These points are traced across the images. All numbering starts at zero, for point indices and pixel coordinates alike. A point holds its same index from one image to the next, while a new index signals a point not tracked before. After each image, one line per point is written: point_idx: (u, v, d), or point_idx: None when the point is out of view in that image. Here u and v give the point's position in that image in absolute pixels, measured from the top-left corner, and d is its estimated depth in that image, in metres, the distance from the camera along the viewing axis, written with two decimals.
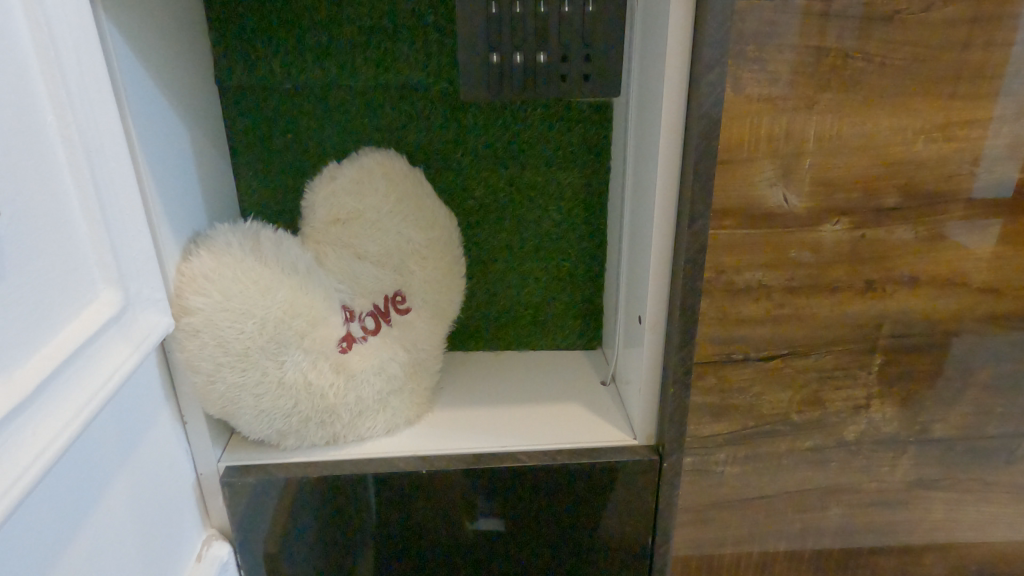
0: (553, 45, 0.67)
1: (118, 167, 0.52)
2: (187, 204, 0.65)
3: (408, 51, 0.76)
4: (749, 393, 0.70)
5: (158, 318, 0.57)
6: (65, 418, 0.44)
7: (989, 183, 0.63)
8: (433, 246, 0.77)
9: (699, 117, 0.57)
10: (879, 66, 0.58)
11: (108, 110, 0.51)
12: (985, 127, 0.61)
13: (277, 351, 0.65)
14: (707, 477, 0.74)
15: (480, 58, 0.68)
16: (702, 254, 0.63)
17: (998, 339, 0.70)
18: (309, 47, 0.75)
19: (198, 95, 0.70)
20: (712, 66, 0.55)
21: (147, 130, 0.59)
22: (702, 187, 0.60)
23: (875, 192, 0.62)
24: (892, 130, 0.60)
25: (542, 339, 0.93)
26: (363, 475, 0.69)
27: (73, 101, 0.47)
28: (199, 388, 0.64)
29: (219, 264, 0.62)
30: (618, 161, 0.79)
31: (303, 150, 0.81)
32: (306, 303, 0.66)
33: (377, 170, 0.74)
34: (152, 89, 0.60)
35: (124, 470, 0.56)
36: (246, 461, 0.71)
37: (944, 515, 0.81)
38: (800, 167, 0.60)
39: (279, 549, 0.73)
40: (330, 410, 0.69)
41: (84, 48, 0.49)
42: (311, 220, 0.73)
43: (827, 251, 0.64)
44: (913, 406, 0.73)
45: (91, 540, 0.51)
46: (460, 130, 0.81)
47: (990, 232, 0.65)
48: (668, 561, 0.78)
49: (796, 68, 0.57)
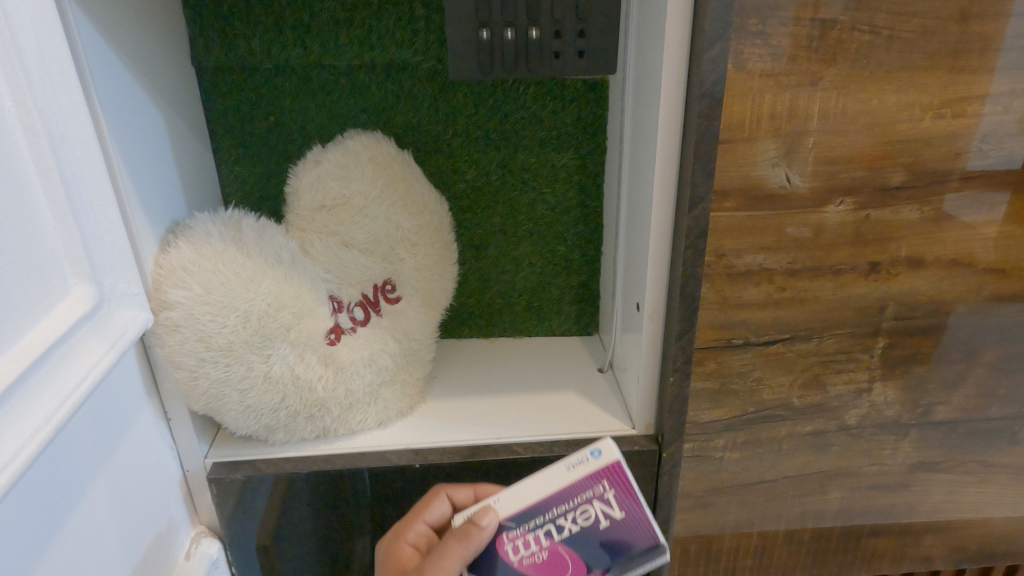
0: (546, 19, 0.64)
1: (87, 155, 0.49)
2: (163, 192, 0.62)
3: (393, 28, 0.72)
4: (749, 379, 0.69)
5: (135, 314, 0.54)
6: (35, 425, 0.41)
7: (997, 159, 0.61)
8: (423, 233, 0.75)
9: (700, 96, 0.54)
10: (887, 40, 0.55)
11: (73, 96, 0.48)
12: (996, 103, 0.58)
13: (261, 345, 0.63)
14: (706, 463, 0.73)
15: (469, 35, 0.65)
16: (703, 239, 0.60)
17: (1002, 319, 0.69)
18: (289, 25, 0.72)
19: (173, 77, 0.67)
20: (714, 41, 0.52)
21: (118, 116, 0.55)
22: (703, 171, 0.57)
23: (880, 170, 0.60)
24: (899, 106, 0.57)
25: (538, 325, 0.91)
26: (355, 470, 0.68)
27: (33, 86, 0.44)
28: (182, 385, 0.62)
29: (198, 256, 0.60)
30: (614, 142, 0.76)
31: (285, 133, 0.78)
32: (292, 295, 0.64)
33: (363, 154, 0.71)
34: (122, 72, 0.57)
35: (105, 471, 0.54)
36: (233, 457, 0.69)
37: (944, 496, 0.80)
38: (804, 147, 0.58)
39: (270, 545, 0.71)
40: (318, 403, 0.67)
41: (43, 29, 0.45)
42: (296, 208, 0.70)
43: (830, 233, 0.62)
44: (914, 388, 0.72)
45: (73, 545, 0.49)
46: (449, 111, 0.78)
47: (997, 211, 0.63)
48: (667, 547, 0.78)
49: (799, 42, 0.54)
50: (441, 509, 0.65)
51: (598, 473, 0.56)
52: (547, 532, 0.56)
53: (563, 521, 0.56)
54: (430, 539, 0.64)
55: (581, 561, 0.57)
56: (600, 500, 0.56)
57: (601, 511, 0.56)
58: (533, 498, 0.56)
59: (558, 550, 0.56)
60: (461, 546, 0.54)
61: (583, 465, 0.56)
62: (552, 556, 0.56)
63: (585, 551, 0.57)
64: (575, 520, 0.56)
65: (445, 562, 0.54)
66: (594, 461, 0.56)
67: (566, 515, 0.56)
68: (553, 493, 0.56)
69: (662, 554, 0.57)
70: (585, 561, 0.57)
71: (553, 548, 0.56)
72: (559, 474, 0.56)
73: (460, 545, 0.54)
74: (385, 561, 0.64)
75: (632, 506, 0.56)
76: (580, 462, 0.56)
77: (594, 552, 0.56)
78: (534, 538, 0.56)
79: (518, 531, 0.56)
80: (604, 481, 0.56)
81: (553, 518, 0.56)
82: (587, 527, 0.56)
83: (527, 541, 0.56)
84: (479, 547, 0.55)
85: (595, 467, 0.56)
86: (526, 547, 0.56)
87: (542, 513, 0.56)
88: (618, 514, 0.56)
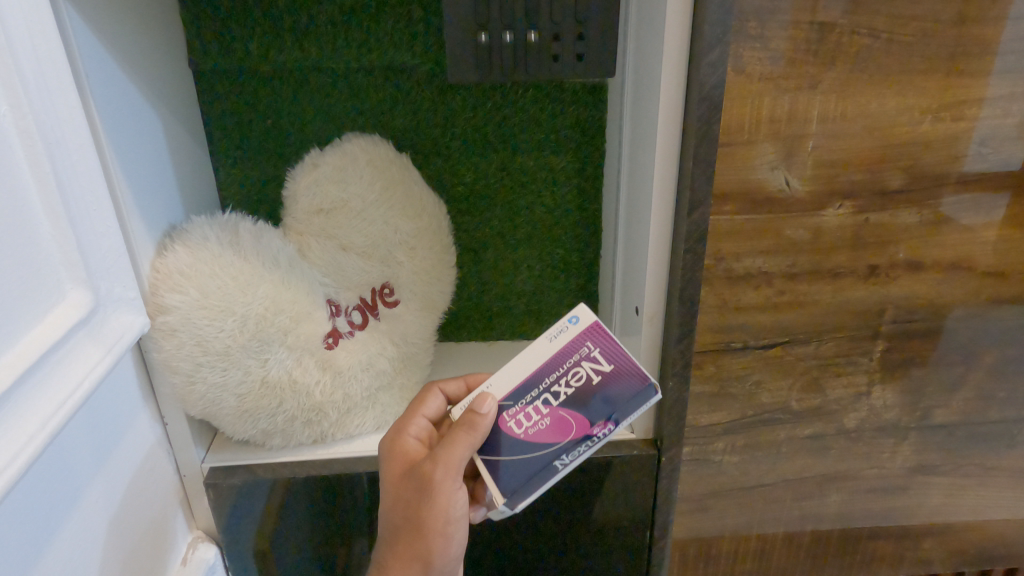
0: (545, 22, 0.64)
1: (83, 159, 0.49)
2: (160, 195, 0.62)
3: (391, 30, 0.72)
4: (747, 382, 0.69)
5: (132, 319, 0.54)
6: (29, 432, 0.41)
7: (996, 162, 0.61)
8: (421, 237, 0.74)
9: (700, 99, 0.54)
10: (886, 43, 0.55)
11: (69, 99, 0.48)
12: (995, 106, 0.58)
13: (259, 349, 0.62)
14: (705, 466, 0.73)
15: (468, 37, 0.65)
16: (702, 243, 0.60)
17: (1002, 322, 0.69)
18: (287, 26, 0.72)
19: (170, 80, 0.67)
20: (713, 44, 0.52)
21: (114, 118, 0.55)
22: (703, 174, 0.56)
23: (880, 174, 0.60)
24: (899, 110, 0.57)
25: (537, 327, 0.90)
26: (353, 474, 0.68)
27: (29, 89, 0.44)
28: (179, 390, 0.61)
29: (196, 260, 0.59)
30: (612, 145, 0.76)
31: (283, 135, 0.77)
32: (289, 299, 0.63)
33: (360, 157, 0.71)
34: (118, 75, 0.56)
35: (102, 476, 0.54)
36: (230, 462, 0.68)
37: (944, 499, 0.80)
38: (802, 150, 0.58)
39: (268, 551, 0.71)
40: (315, 408, 0.67)
41: (38, 31, 0.45)
42: (294, 211, 0.70)
43: (830, 236, 0.62)
44: (914, 391, 0.72)
45: (68, 550, 0.49)
46: (447, 114, 0.78)
47: (997, 214, 0.63)
48: (666, 551, 0.78)
49: (798, 45, 0.54)
50: (437, 403, 0.66)
51: (580, 336, 0.55)
52: (545, 401, 0.56)
53: (557, 386, 0.56)
54: (430, 431, 0.63)
55: (585, 418, 0.56)
56: (588, 360, 0.55)
57: (592, 369, 0.55)
58: (524, 374, 0.56)
59: (560, 415, 0.56)
60: (471, 435, 0.54)
61: (564, 333, 0.55)
62: (555, 422, 0.56)
63: (586, 409, 0.56)
64: (569, 383, 0.55)
65: (455, 449, 0.54)
66: (574, 327, 0.55)
67: (559, 381, 0.56)
68: (541, 364, 0.56)
69: (655, 393, 0.56)
70: (588, 417, 0.56)
71: (555, 413, 0.56)
72: (544, 346, 0.56)
73: (468, 434, 0.54)
74: (389, 455, 0.61)
75: (621, 359, 0.55)
76: (561, 331, 0.56)
77: (594, 408, 0.55)
78: (535, 410, 0.56)
79: (517, 408, 0.56)
80: (588, 341, 0.55)
81: (548, 386, 0.56)
82: (581, 388, 0.55)
83: (529, 413, 0.56)
84: (487, 431, 0.55)
85: (577, 331, 0.55)
86: (528, 419, 0.56)
87: (536, 385, 0.56)
88: (608, 368, 0.55)
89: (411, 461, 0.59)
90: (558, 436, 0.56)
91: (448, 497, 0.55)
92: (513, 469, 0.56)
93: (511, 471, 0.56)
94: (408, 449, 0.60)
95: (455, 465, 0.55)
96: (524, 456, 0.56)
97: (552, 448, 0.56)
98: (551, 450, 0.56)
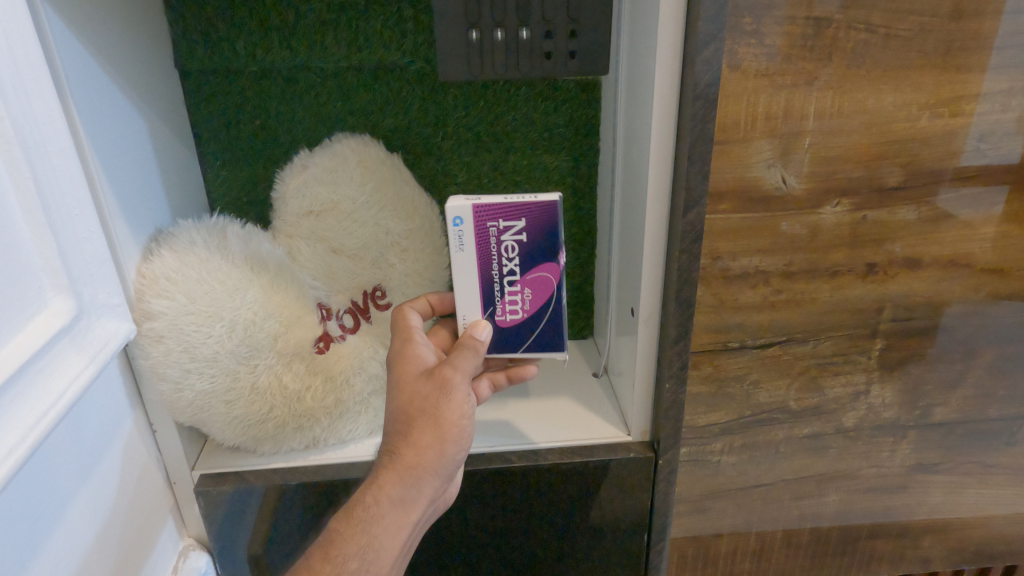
0: (537, 19, 0.63)
1: (64, 163, 0.48)
2: (147, 197, 0.61)
3: (380, 28, 0.71)
4: (745, 382, 0.68)
5: (117, 325, 0.53)
6: (10, 445, 0.40)
7: (995, 157, 0.60)
8: (414, 238, 0.72)
9: (695, 97, 0.53)
10: (883, 38, 0.54)
11: (48, 101, 0.47)
12: (993, 101, 0.57)
13: (248, 355, 0.62)
14: (702, 467, 0.72)
15: (459, 35, 0.64)
16: (697, 243, 0.59)
17: (1001, 319, 0.68)
18: (275, 25, 0.71)
19: (155, 80, 0.66)
20: (707, 41, 0.51)
21: (97, 122, 0.54)
22: (698, 173, 0.55)
23: (877, 171, 0.59)
24: (897, 106, 0.56)
25: None
26: (346, 481, 0.67)
27: (6, 94, 0.42)
28: (166, 397, 0.60)
29: (183, 265, 0.59)
30: (607, 144, 0.75)
31: (272, 136, 0.76)
32: (278, 303, 0.63)
33: (350, 157, 0.70)
34: (101, 76, 0.55)
35: (88, 485, 0.53)
36: (220, 469, 0.67)
37: (943, 497, 0.79)
38: (798, 148, 0.57)
39: (260, 559, 0.70)
40: (307, 413, 0.66)
41: (16, 31, 0.44)
42: (284, 212, 0.70)
43: (828, 234, 0.61)
44: (912, 389, 0.71)
45: (54, 562, 0.48)
46: (439, 113, 0.77)
47: (996, 210, 0.62)
48: (664, 553, 0.77)
49: (794, 41, 0.53)
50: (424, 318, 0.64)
51: (478, 223, 0.54)
52: (511, 281, 0.57)
53: (506, 266, 0.56)
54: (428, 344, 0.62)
55: (551, 264, 0.56)
56: (504, 232, 0.54)
57: (515, 235, 0.55)
58: (474, 280, 0.56)
59: (532, 279, 0.57)
60: (475, 359, 0.56)
61: (465, 236, 0.54)
62: (534, 287, 0.57)
63: (544, 258, 0.56)
64: (511, 257, 0.56)
65: (466, 363, 0.56)
66: (466, 224, 0.54)
67: (501, 263, 0.56)
68: (476, 264, 0.55)
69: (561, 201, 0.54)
70: (549, 260, 0.56)
71: (527, 282, 0.57)
72: (462, 256, 0.55)
73: (472, 355, 0.56)
74: (398, 362, 0.59)
75: (521, 207, 0.54)
76: (462, 237, 0.54)
77: (546, 253, 0.56)
78: (512, 293, 0.57)
79: (500, 307, 0.58)
80: (489, 221, 0.54)
81: (500, 272, 0.56)
82: (522, 250, 0.55)
83: (512, 300, 0.58)
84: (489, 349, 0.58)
85: (470, 223, 0.54)
86: (517, 301, 0.58)
87: (493, 281, 0.56)
88: (523, 224, 0.54)
89: (424, 365, 0.58)
90: (546, 288, 0.58)
91: (463, 396, 0.56)
92: (543, 336, 0.60)
93: (546, 338, 0.60)
94: (421, 354, 0.59)
95: (466, 370, 0.56)
96: (541, 325, 0.59)
97: (551, 300, 0.58)
98: (550, 301, 0.58)
